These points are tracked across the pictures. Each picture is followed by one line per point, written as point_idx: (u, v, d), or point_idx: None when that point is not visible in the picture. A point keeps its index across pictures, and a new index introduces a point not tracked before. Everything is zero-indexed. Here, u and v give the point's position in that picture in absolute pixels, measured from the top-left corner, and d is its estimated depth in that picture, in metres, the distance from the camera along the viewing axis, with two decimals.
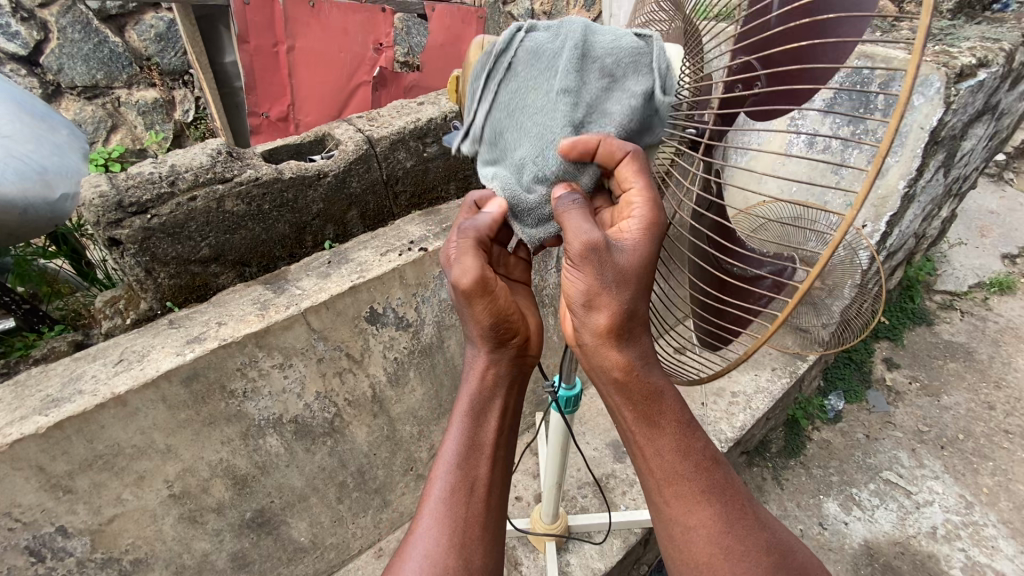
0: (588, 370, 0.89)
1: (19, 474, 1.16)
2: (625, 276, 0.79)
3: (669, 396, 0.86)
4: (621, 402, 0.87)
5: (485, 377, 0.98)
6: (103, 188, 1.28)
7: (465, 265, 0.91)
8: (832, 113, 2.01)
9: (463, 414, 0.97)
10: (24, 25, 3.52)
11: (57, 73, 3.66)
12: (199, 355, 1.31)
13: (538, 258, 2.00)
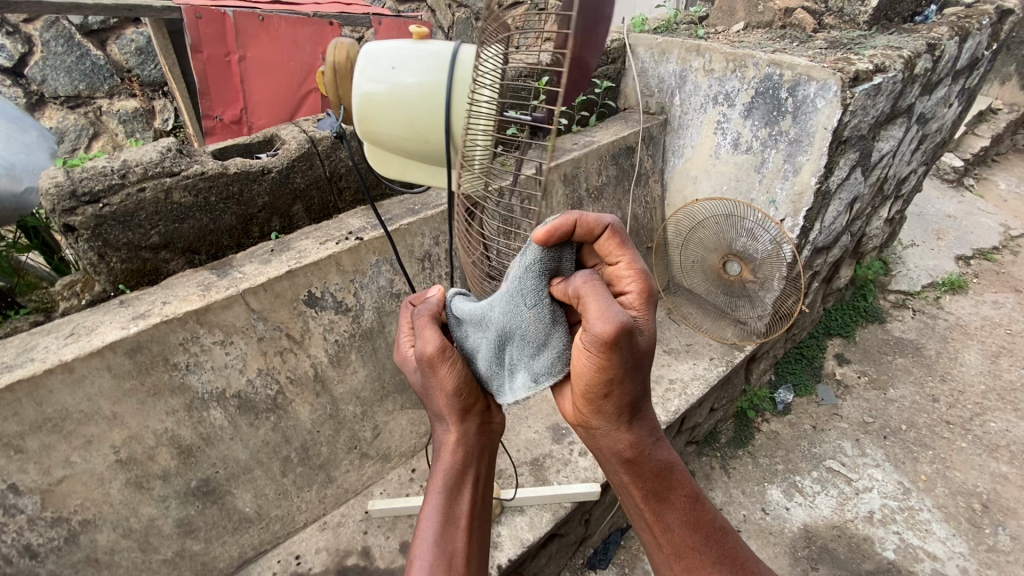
0: (604, 451, 1.14)
1: None
2: (642, 358, 0.97)
3: (676, 473, 1.15)
4: (634, 480, 1.14)
5: (456, 454, 1.19)
6: (59, 180, 1.43)
7: (428, 341, 1.11)
8: (751, 116, 2.17)
9: (440, 492, 1.18)
10: (10, 39, 3.94)
11: (40, 84, 4.04)
12: (142, 329, 1.45)
13: None
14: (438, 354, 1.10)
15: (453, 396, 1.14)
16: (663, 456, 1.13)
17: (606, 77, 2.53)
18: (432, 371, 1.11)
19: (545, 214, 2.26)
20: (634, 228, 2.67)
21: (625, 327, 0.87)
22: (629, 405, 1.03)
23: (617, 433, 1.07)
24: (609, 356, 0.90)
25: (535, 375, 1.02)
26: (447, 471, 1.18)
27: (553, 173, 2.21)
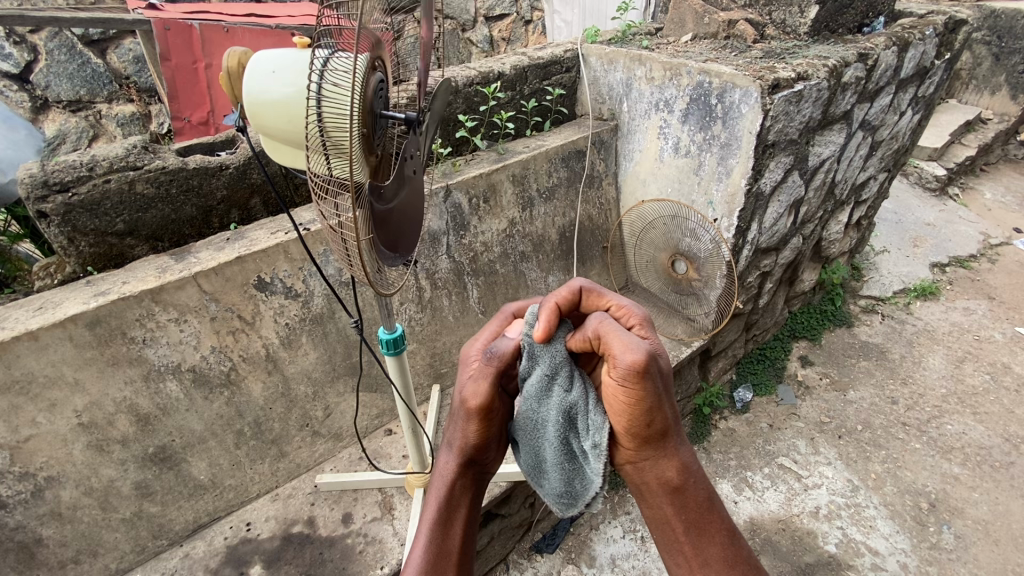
0: (647, 489, 1.26)
1: None
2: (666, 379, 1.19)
3: (712, 506, 1.26)
4: (673, 512, 1.25)
5: (456, 490, 1.35)
6: (33, 171, 1.62)
7: (475, 389, 1.25)
8: (688, 121, 2.29)
9: (435, 522, 1.32)
10: (16, 48, 4.17)
11: (44, 89, 4.27)
12: (101, 304, 1.63)
13: (428, 246, 2.24)
14: (482, 400, 1.24)
15: (476, 437, 1.30)
16: (699, 482, 1.25)
17: (561, 85, 2.68)
18: (467, 417, 1.27)
19: (494, 211, 2.40)
20: (589, 228, 2.80)
21: (645, 350, 1.11)
22: (666, 432, 1.20)
23: (660, 462, 1.22)
24: (642, 381, 1.11)
25: (596, 439, 1.23)
26: (441, 499, 1.33)
27: (501, 173, 2.35)
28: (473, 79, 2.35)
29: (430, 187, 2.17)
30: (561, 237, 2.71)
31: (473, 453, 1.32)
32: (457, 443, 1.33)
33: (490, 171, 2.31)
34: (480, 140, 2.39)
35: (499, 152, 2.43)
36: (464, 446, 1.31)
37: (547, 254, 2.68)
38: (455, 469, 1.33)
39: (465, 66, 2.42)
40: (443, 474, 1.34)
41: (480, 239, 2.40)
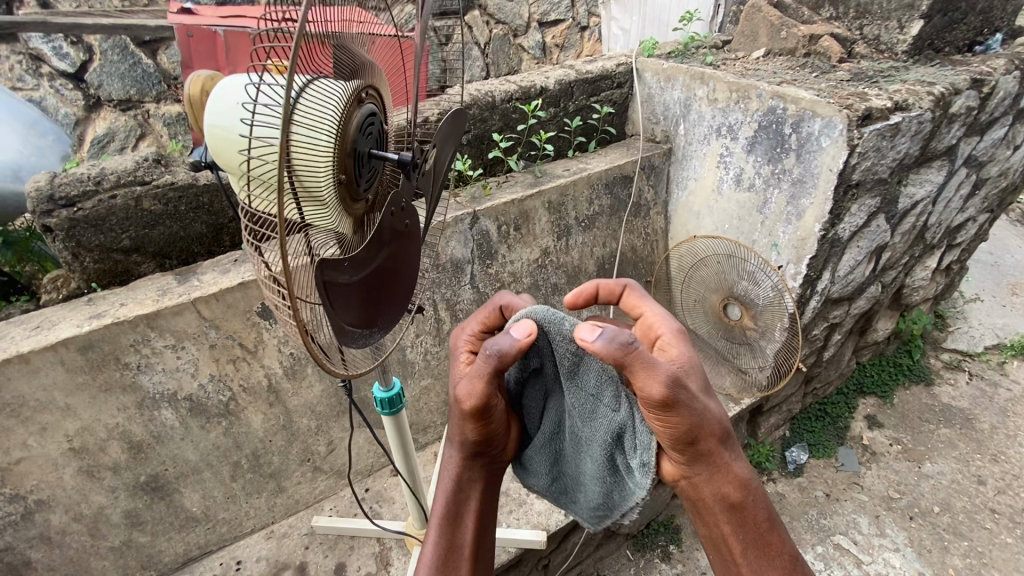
0: (695, 502, 1.06)
1: None
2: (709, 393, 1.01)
3: (776, 526, 1.05)
4: (729, 531, 1.05)
5: (461, 482, 1.15)
6: (39, 184, 1.54)
7: (472, 388, 1.00)
8: (755, 150, 1.99)
9: (441, 517, 1.14)
10: (74, 48, 4.09)
11: (97, 89, 4.19)
12: (94, 328, 1.53)
13: (449, 275, 2.04)
14: (483, 398, 1.00)
15: (478, 438, 1.08)
16: (755, 497, 1.04)
17: (610, 102, 2.42)
18: (463, 419, 1.04)
19: (526, 240, 2.18)
20: (631, 259, 2.52)
21: (671, 375, 0.92)
22: (712, 447, 1.00)
23: (711, 475, 1.02)
24: (670, 413, 0.93)
25: (643, 459, 1.04)
26: (447, 491, 1.15)
27: (535, 199, 2.13)
28: (512, 94, 2.14)
29: (455, 212, 1.97)
30: (600, 270, 2.45)
31: (479, 451, 1.11)
32: (458, 442, 1.11)
33: (523, 197, 2.08)
34: (515, 162, 2.18)
35: (535, 174, 2.20)
36: (464, 443, 1.09)
37: (582, 288, 2.43)
38: (460, 465, 1.13)
39: (504, 80, 2.21)
40: (447, 466, 1.15)
41: (508, 269, 2.18)
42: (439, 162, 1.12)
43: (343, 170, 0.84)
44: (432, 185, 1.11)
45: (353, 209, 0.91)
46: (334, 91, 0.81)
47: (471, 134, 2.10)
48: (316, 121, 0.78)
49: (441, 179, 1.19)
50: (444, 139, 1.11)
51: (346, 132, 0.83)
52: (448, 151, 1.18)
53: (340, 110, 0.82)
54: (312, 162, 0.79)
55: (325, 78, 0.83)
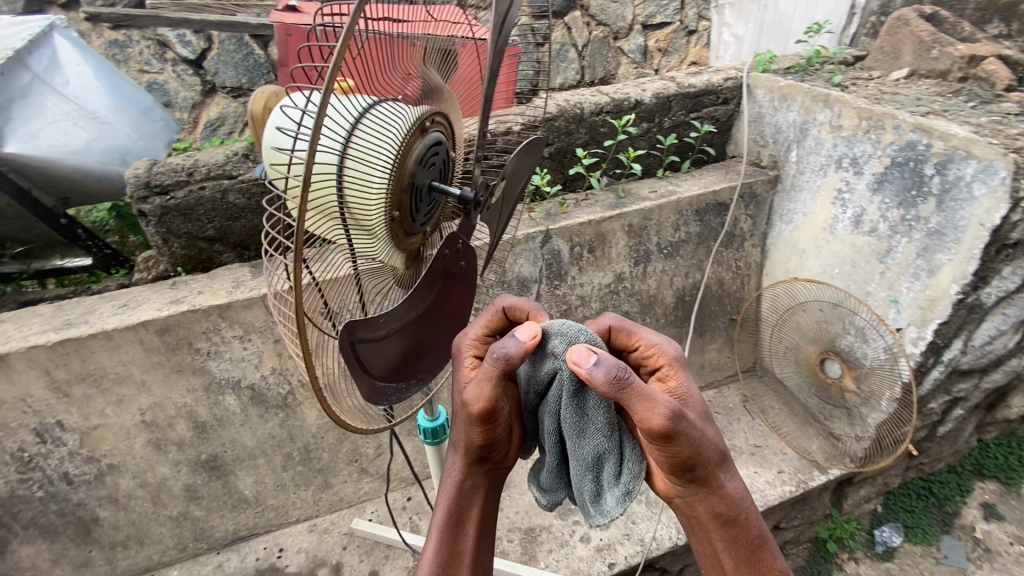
0: (687, 519, 0.92)
1: (32, 372, 1.52)
2: (706, 419, 0.87)
3: (770, 544, 0.91)
4: (722, 548, 0.91)
5: (464, 488, 0.93)
6: (139, 171, 1.63)
7: (480, 390, 0.78)
8: (883, 190, 1.73)
9: (441, 523, 0.94)
10: (196, 36, 4.03)
11: (213, 75, 4.09)
12: (171, 313, 1.60)
13: (514, 293, 1.95)
14: (490, 404, 0.79)
15: (484, 446, 0.87)
16: (750, 517, 0.90)
17: (713, 118, 2.19)
18: (466, 423, 0.83)
19: (600, 263, 2.03)
20: (716, 293, 2.28)
21: (676, 409, 0.76)
22: (712, 469, 0.86)
23: (707, 494, 0.88)
24: (667, 445, 0.78)
25: (625, 487, 0.83)
26: (447, 501, 0.94)
27: (615, 222, 1.97)
28: (603, 107, 2.00)
29: (527, 229, 1.88)
30: (678, 302, 2.24)
31: (486, 460, 0.90)
32: (462, 447, 0.90)
33: (601, 218, 1.94)
34: (597, 180, 2.05)
35: (618, 194, 2.05)
36: (469, 449, 0.88)
37: (656, 319, 2.24)
38: (466, 472, 0.92)
39: (596, 91, 2.08)
40: (448, 471, 0.94)
41: (577, 292, 2.05)
42: (510, 193, 1.01)
43: (398, 207, 0.76)
44: (498, 217, 1.00)
45: (407, 244, 0.83)
46: (395, 120, 0.73)
47: (554, 147, 1.99)
48: (371, 154, 0.71)
49: (511, 209, 1.08)
50: (518, 169, 1.00)
51: (404, 166, 0.75)
52: (521, 179, 1.06)
53: (399, 141, 0.74)
54: (361, 197, 0.72)
55: (389, 102, 0.75)
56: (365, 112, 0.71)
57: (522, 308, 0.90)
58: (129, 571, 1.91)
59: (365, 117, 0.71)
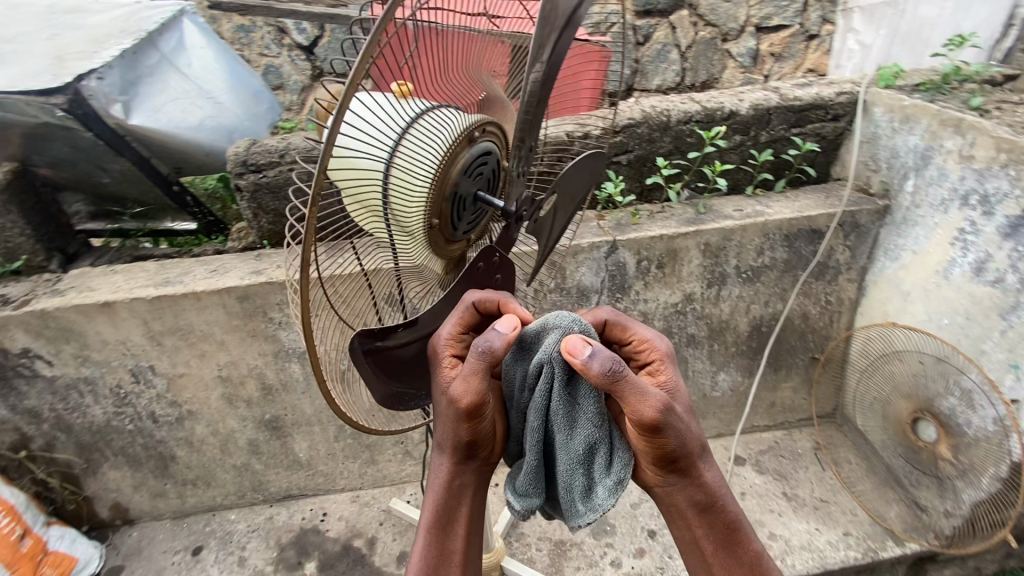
0: (663, 510, 0.83)
1: (134, 320, 1.72)
2: (689, 412, 0.80)
3: (750, 532, 0.83)
4: (702, 536, 0.82)
5: (451, 485, 0.85)
6: (239, 150, 1.78)
7: (471, 384, 0.72)
8: (1017, 236, 1.48)
9: (428, 523, 0.86)
10: (313, 24, 4.33)
11: (323, 62, 4.38)
12: (251, 282, 1.73)
13: (574, 301, 1.91)
14: (479, 397, 0.73)
15: (472, 442, 0.80)
16: (729, 508, 0.82)
17: (818, 136, 1.98)
18: (455, 422, 0.75)
19: (668, 281, 1.93)
20: (798, 327, 2.08)
21: (660, 403, 0.70)
22: (693, 460, 0.78)
23: (687, 485, 0.79)
24: (656, 437, 0.72)
25: (620, 477, 0.79)
26: (434, 505, 0.86)
27: (690, 239, 1.86)
28: (692, 116, 1.89)
29: (593, 237, 1.83)
30: (752, 331, 2.07)
31: (473, 457, 0.83)
32: (447, 447, 0.82)
33: (674, 233, 1.84)
34: (675, 193, 1.94)
35: (697, 209, 1.93)
36: (456, 445, 0.80)
37: (724, 346, 2.09)
38: (454, 471, 0.84)
39: (688, 98, 1.97)
40: (434, 473, 0.86)
41: (640, 307, 1.96)
42: (560, 210, 0.97)
43: (438, 215, 0.76)
44: (544, 233, 0.96)
45: (447, 251, 0.83)
46: (443, 130, 0.72)
47: (633, 154, 1.92)
48: (415, 162, 0.71)
49: (562, 226, 1.04)
50: (571, 187, 0.96)
51: (447, 175, 0.74)
52: (577, 198, 1.02)
53: (443, 151, 0.73)
54: (400, 203, 0.72)
55: (443, 110, 0.74)
56: (415, 119, 0.71)
57: (497, 298, 0.80)
58: (196, 508, 2.12)
59: (415, 125, 0.71)
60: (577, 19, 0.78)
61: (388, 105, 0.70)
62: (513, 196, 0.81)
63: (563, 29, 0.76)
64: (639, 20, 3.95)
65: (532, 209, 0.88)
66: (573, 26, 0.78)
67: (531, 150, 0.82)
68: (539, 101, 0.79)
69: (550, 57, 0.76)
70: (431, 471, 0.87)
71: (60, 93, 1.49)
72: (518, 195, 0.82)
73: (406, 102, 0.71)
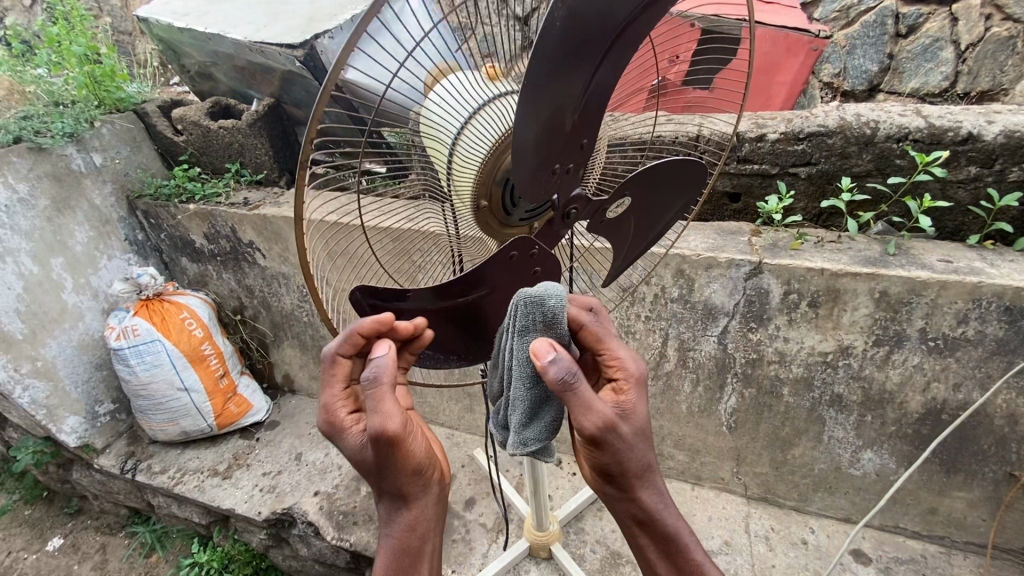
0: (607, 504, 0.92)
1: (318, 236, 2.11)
2: (643, 430, 0.84)
3: (694, 548, 0.89)
4: (646, 541, 0.90)
5: (414, 527, 0.94)
6: None
7: (388, 411, 0.80)
8: None
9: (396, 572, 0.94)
10: None
11: None
12: None
13: (697, 317, 1.75)
14: (398, 423, 0.81)
15: (410, 472, 0.89)
16: (672, 523, 0.88)
17: None
18: (386, 454, 0.83)
19: (821, 324, 1.63)
20: (1000, 428, 1.58)
21: (603, 422, 0.76)
22: (635, 477, 0.83)
23: (626, 498, 0.86)
24: (592, 446, 0.79)
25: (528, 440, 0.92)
26: (391, 552, 0.94)
27: (861, 282, 1.52)
28: (911, 132, 1.53)
29: (736, 254, 1.63)
30: (926, 415, 1.64)
31: (413, 492, 0.92)
32: (391, 489, 0.90)
33: (842, 269, 1.52)
34: (858, 223, 1.62)
35: (886, 248, 1.57)
36: (399, 476, 0.88)
37: (881, 422, 1.70)
38: (407, 512, 0.93)
39: (915, 109, 1.59)
40: (389, 523, 0.94)
41: (777, 344, 1.70)
42: (640, 215, 0.98)
43: (487, 197, 0.85)
44: (620, 235, 1.00)
45: (503, 232, 0.94)
46: (501, 120, 0.79)
47: (817, 167, 1.65)
48: (470, 147, 0.79)
49: (653, 233, 1.07)
50: (656, 191, 0.96)
51: (498, 163, 0.82)
52: (671, 207, 1.02)
53: (497, 140, 0.81)
54: (455, 178, 0.83)
55: (509, 99, 0.81)
56: (479, 108, 0.79)
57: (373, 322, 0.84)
58: None
59: (478, 113, 0.79)
60: (655, 13, 0.73)
61: (462, 90, 0.78)
62: (561, 191, 0.83)
63: (625, 26, 0.71)
64: (906, 7, 3.52)
65: (591, 210, 0.91)
66: (626, 42, 0.73)
67: (587, 145, 0.81)
68: (580, 114, 0.76)
69: (593, 77, 0.73)
70: (384, 523, 0.95)
71: (299, 48, 1.86)
72: (569, 191, 0.85)
73: (476, 89, 0.79)
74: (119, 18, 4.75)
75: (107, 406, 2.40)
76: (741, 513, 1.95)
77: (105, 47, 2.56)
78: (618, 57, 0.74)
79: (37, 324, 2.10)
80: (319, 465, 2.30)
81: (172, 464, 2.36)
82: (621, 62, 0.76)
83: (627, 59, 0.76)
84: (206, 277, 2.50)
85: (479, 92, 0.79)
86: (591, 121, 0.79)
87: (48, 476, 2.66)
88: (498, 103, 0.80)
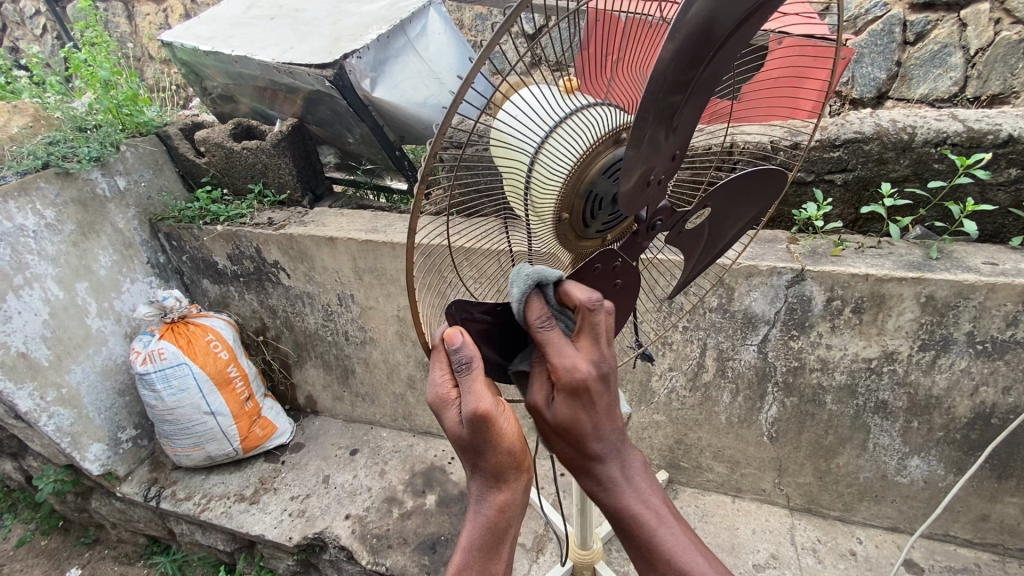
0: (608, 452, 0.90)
1: (349, 251, 2.09)
2: (566, 432, 0.81)
3: (643, 522, 0.83)
4: None
5: (500, 506, 0.90)
6: None
7: (482, 393, 0.79)
8: None
9: (473, 543, 0.91)
10: None
11: None
12: None
13: (737, 325, 1.74)
14: (494, 407, 0.80)
15: (507, 457, 0.85)
16: (610, 511, 0.84)
17: None
18: (474, 436, 0.81)
19: (865, 331, 1.61)
20: None
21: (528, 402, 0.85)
22: (566, 460, 0.85)
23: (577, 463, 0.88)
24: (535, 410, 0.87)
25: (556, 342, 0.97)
26: (479, 527, 0.90)
27: (906, 287, 1.51)
28: (949, 136, 1.54)
29: (777, 261, 1.62)
30: (976, 419, 1.62)
31: (504, 475, 0.87)
32: (485, 468, 0.86)
33: (886, 275, 1.51)
34: (898, 227, 1.61)
35: (929, 252, 1.56)
36: (488, 462, 0.85)
37: (928, 428, 1.68)
38: (497, 494, 0.89)
39: (949, 113, 1.60)
40: (480, 500, 0.90)
41: (820, 352, 1.69)
42: (717, 224, 0.99)
43: (569, 209, 0.84)
44: (692, 247, 1.00)
45: (579, 245, 0.93)
46: (589, 131, 0.79)
47: (854, 173, 1.65)
48: (557, 159, 0.80)
49: (723, 246, 1.07)
50: (736, 201, 0.96)
51: (584, 173, 0.82)
52: (743, 218, 1.03)
53: (585, 152, 0.80)
54: (537, 192, 0.83)
55: (594, 110, 0.80)
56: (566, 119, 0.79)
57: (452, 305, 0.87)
58: (362, 417, 2.55)
59: (564, 123, 0.79)
60: (751, 25, 0.75)
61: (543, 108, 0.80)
62: (650, 202, 0.84)
63: (724, 40, 0.73)
64: (914, 15, 3.53)
65: (673, 220, 0.91)
66: (724, 53, 0.75)
67: (677, 156, 0.82)
68: (676, 125, 0.77)
69: (690, 90, 0.75)
70: (475, 500, 0.91)
71: (328, 67, 1.88)
72: (655, 204, 0.86)
73: (559, 102, 0.80)
74: (130, 45, 4.84)
75: (129, 432, 2.36)
76: (785, 525, 1.91)
77: (126, 72, 2.58)
78: (713, 71, 0.76)
79: (62, 350, 2.07)
80: (349, 487, 2.26)
81: (197, 491, 2.31)
82: (716, 75, 0.77)
83: (723, 65, 0.77)
84: (228, 299, 2.48)
85: (555, 107, 0.80)
86: (683, 134, 0.80)
87: (65, 505, 2.60)
88: (577, 115, 0.80)
